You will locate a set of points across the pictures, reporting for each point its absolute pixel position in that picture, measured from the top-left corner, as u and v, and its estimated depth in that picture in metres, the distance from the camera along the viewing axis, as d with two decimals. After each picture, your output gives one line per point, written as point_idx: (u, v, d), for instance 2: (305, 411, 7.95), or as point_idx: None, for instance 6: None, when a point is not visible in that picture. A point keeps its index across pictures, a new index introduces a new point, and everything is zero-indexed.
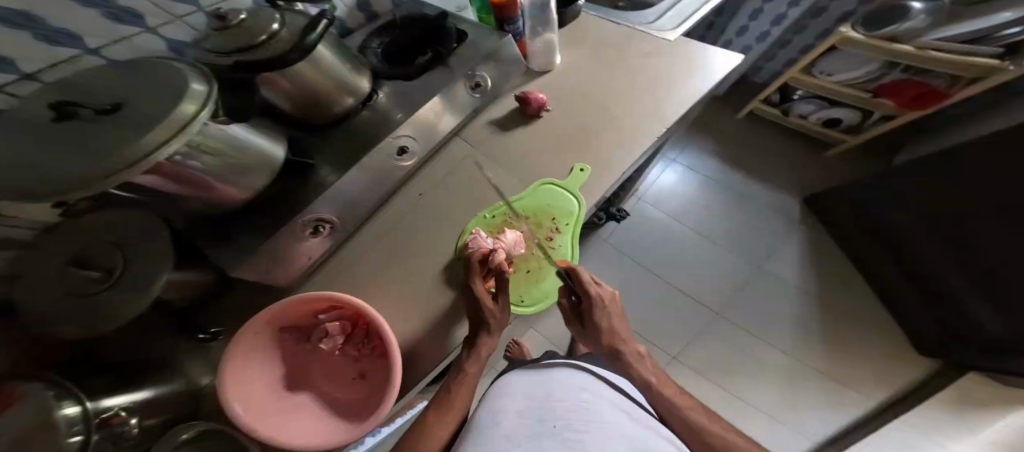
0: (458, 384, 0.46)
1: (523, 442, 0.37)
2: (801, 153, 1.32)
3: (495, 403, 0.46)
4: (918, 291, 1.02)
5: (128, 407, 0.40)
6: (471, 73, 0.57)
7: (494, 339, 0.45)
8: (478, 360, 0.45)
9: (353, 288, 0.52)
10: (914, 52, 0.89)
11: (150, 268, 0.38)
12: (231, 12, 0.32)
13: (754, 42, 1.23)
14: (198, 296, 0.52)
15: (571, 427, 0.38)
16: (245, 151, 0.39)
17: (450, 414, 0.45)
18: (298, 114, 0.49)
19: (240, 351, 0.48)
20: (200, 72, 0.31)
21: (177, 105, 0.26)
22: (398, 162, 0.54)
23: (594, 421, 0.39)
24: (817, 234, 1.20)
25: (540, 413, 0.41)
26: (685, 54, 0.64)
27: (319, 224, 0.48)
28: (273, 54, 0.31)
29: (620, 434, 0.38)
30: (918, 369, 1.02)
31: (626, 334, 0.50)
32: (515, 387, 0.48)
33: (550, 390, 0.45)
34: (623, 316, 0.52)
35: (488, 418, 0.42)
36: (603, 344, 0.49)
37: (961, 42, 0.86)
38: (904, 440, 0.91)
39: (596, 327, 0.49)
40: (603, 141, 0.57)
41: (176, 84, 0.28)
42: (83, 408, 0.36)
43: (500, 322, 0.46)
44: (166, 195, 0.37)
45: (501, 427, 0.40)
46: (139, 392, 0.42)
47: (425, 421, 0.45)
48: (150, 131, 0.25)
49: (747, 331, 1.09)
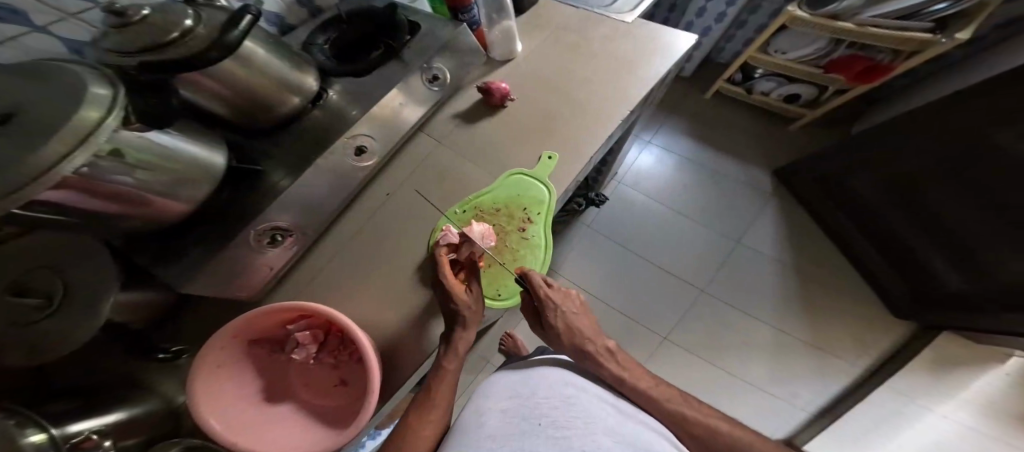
0: (439, 382, 0.43)
1: (509, 443, 0.34)
2: (768, 129, 1.33)
3: (477, 406, 0.42)
4: (889, 256, 1.07)
5: (100, 430, 0.39)
6: (426, 66, 0.56)
7: (470, 333, 0.44)
8: (455, 358, 0.43)
9: (321, 294, 0.50)
10: (854, 29, 0.91)
11: (93, 291, 0.37)
12: (131, 7, 0.29)
13: (713, 23, 1.22)
14: (153, 315, 0.51)
15: (556, 423, 0.35)
16: (175, 159, 0.38)
17: (433, 414, 0.41)
18: (237, 118, 0.46)
19: (206, 370, 0.46)
20: (103, 75, 0.29)
21: (76, 111, 0.25)
22: (357, 162, 0.52)
23: (581, 417, 0.36)
24: (789, 207, 1.23)
25: (524, 411, 0.38)
26: (644, 36, 0.63)
27: (276, 233, 0.47)
28: (189, 54, 0.29)
29: (609, 429, 0.35)
30: (897, 334, 1.06)
31: (587, 332, 0.49)
32: (499, 385, 0.44)
33: (535, 386, 0.41)
34: (582, 314, 0.51)
35: (471, 419, 0.39)
36: (564, 345, 0.49)
37: (895, 18, 0.88)
38: (894, 408, 0.91)
39: (553, 330, 0.49)
40: (567, 127, 0.57)
41: (75, 89, 0.26)
42: (49, 435, 0.35)
43: (474, 315, 0.45)
44: (96, 215, 0.35)
45: (485, 427, 0.37)
46: (109, 416, 0.41)
47: (406, 423, 0.41)
48: (50, 141, 0.23)
49: (729, 307, 1.12)
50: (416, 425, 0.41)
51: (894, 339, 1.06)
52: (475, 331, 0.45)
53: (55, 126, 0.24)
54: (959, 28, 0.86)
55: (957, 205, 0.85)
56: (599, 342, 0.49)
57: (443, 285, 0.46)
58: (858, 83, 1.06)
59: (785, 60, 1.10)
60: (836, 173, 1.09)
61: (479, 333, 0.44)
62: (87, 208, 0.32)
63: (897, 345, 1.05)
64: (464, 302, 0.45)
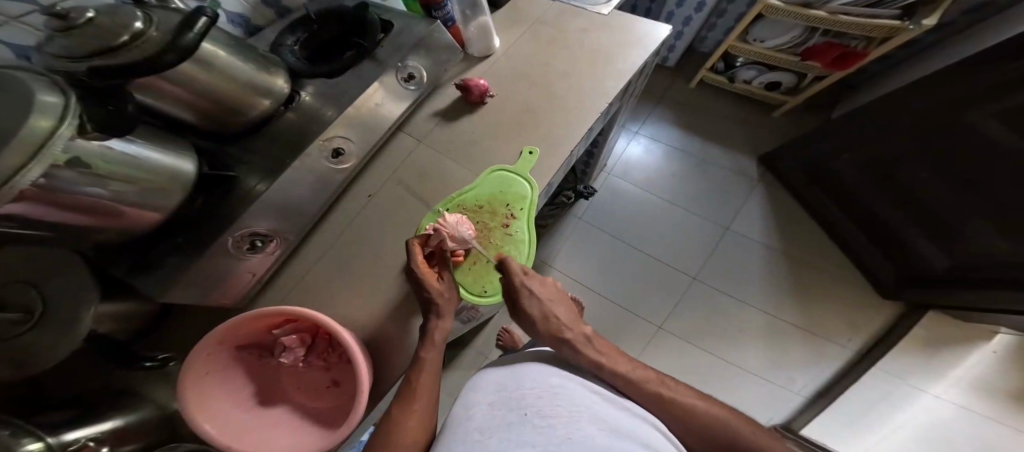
0: (422, 370, 0.42)
1: (494, 437, 0.33)
2: (752, 116, 1.33)
3: (466, 400, 0.42)
4: (877, 241, 1.08)
5: (96, 437, 0.40)
6: (401, 64, 0.56)
7: (446, 322, 0.45)
8: (434, 347, 0.43)
9: (305, 297, 0.51)
10: (827, 17, 0.90)
11: (70, 305, 0.37)
12: (74, 10, 0.28)
13: (693, 13, 1.21)
14: (138, 325, 0.51)
15: (541, 413, 0.35)
16: (142, 170, 0.37)
17: (416, 404, 0.39)
18: (205, 125, 0.46)
19: (195, 377, 0.46)
20: (51, 81, 0.28)
21: (25, 121, 0.25)
22: (334, 164, 0.52)
23: (564, 406, 0.36)
24: (777, 193, 1.23)
25: (512, 403, 0.37)
26: (621, 28, 0.62)
27: (256, 238, 0.47)
28: (144, 56, 0.29)
29: (593, 417, 0.35)
30: (887, 315, 1.08)
31: (566, 320, 0.49)
32: (487, 380, 0.44)
33: (520, 379, 0.41)
34: (560, 304, 0.51)
35: (460, 416, 0.39)
36: (541, 333, 0.48)
37: (864, 6, 0.88)
38: (884, 389, 0.92)
39: (530, 317, 0.49)
40: (545, 121, 0.57)
41: (19, 95, 0.26)
42: (46, 443, 0.36)
43: (448, 305, 0.46)
44: (71, 229, 0.36)
45: (472, 421, 0.37)
46: (104, 423, 0.42)
47: (390, 413, 0.39)
48: (4, 155, 0.24)
49: (720, 293, 1.13)
50: (398, 412, 0.38)
51: (882, 321, 1.07)
52: (451, 319, 0.46)
53: (6, 136, 0.25)
54: (926, 15, 0.85)
55: (936, 185, 0.86)
56: (577, 330, 0.48)
57: (414, 273, 0.45)
58: (835, 70, 1.06)
59: (765, 48, 1.09)
60: (823, 159, 1.09)
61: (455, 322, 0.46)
62: (53, 219, 0.33)
63: (885, 328, 1.06)
64: (437, 290, 0.46)
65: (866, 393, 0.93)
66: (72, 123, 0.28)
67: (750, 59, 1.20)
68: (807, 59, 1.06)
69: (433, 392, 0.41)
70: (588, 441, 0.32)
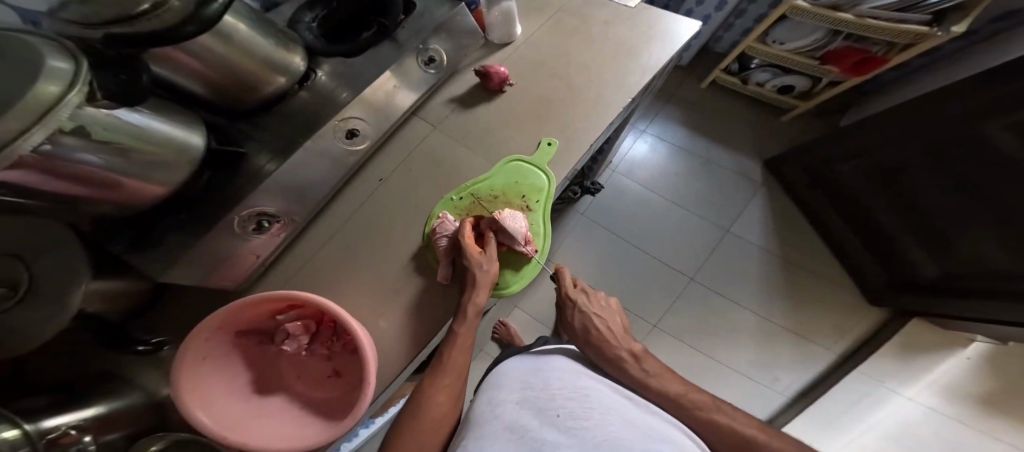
0: (453, 351, 0.46)
1: (527, 438, 0.33)
2: (756, 120, 1.35)
3: (491, 396, 0.42)
4: (869, 248, 1.10)
5: (78, 425, 0.38)
6: (422, 47, 0.54)
7: (481, 295, 0.46)
8: (467, 318, 0.45)
9: (314, 283, 0.50)
10: (854, 21, 0.89)
11: (63, 282, 0.35)
12: None
13: (712, 12, 1.21)
14: (132, 305, 0.49)
15: (574, 415, 0.35)
16: (144, 141, 0.35)
17: (446, 380, 0.45)
18: (219, 100, 0.44)
19: (190, 364, 0.44)
20: (61, 45, 0.27)
21: (32, 85, 0.23)
22: (348, 146, 0.50)
23: (595, 408, 0.37)
24: (777, 198, 1.25)
25: (540, 403, 0.38)
26: (647, 22, 0.62)
27: (263, 219, 0.46)
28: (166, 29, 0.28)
29: (623, 419, 0.37)
30: (873, 319, 1.11)
31: (608, 339, 0.52)
32: (511, 376, 0.44)
33: (548, 379, 0.41)
34: (605, 319, 0.55)
35: (484, 411, 0.39)
36: (579, 342, 0.54)
37: (892, 10, 0.87)
38: (861, 389, 0.97)
39: (572, 326, 0.55)
40: (567, 113, 0.56)
41: (28, 59, 0.24)
42: (24, 430, 0.33)
43: (481, 278, 0.47)
44: (69, 198, 0.34)
45: (499, 418, 0.37)
46: (86, 410, 0.40)
47: (423, 389, 0.45)
48: (1, 118, 0.22)
49: (716, 294, 1.15)
50: (431, 389, 0.45)
51: (867, 325, 1.11)
52: (486, 293, 0.46)
53: (9, 97, 0.22)
54: (956, 21, 0.85)
55: (933, 195, 0.88)
56: (624, 345, 0.51)
57: (460, 242, 0.49)
58: (852, 75, 1.06)
59: (783, 50, 1.09)
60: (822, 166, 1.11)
61: (488, 296, 0.46)
62: (48, 187, 0.30)
63: (870, 331, 1.10)
64: (477, 261, 0.48)
65: (846, 393, 0.97)
66: (82, 91, 0.26)
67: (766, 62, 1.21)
68: (826, 62, 1.07)
69: (461, 374, 0.47)
70: (624, 441, 0.33)
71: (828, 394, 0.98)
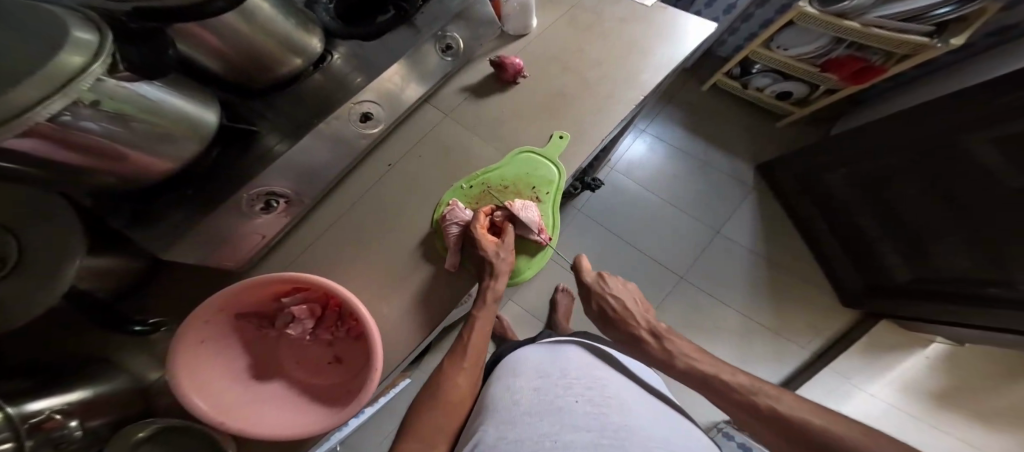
0: (473, 334, 0.50)
1: (556, 418, 0.39)
2: (751, 125, 1.38)
3: (508, 384, 0.48)
4: (847, 252, 1.16)
5: (63, 409, 0.36)
6: (441, 33, 0.54)
7: (498, 283, 0.51)
8: (488, 303, 0.50)
9: (322, 267, 0.50)
10: (860, 30, 0.90)
11: (60, 257, 0.33)
12: None
13: (721, 15, 1.24)
14: (125, 285, 0.47)
15: (592, 401, 0.41)
16: (156, 115, 0.34)
17: (466, 367, 0.49)
18: (232, 77, 0.43)
19: (188, 345, 0.43)
20: (85, 18, 0.26)
21: (57, 54, 0.23)
22: (362, 129, 0.50)
23: (610, 397, 0.43)
24: (766, 202, 1.30)
25: (562, 389, 0.44)
26: (661, 21, 0.63)
27: (272, 198, 0.45)
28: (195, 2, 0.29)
29: (633, 406, 0.42)
30: (845, 320, 1.18)
31: (627, 317, 0.63)
32: (527, 365, 0.50)
33: (564, 369, 0.47)
34: (620, 300, 0.66)
35: (507, 398, 0.45)
36: (602, 322, 0.67)
37: (897, 20, 0.88)
38: (829, 385, 1.04)
39: (595, 310, 0.68)
40: (579, 109, 0.57)
41: (50, 28, 0.24)
42: (8, 414, 0.31)
43: (501, 266, 0.51)
44: (72, 170, 0.32)
45: (520, 405, 0.42)
46: (72, 394, 0.38)
47: (441, 375, 0.48)
48: (20, 83, 0.21)
49: (705, 293, 1.19)
50: (444, 376, 0.48)
51: (841, 325, 1.18)
52: (504, 279, 0.52)
53: (29, 64, 0.22)
54: (956, 32, 0.87)
55: (911, 204, 0.93)
56: (642, 323, 0.62)
57: (475, 232, 0.50)
58: (850, 84, 1.10)
59: (787, 56, 1.11)
60: (810, 173, 1.15)
61: (507, 281, 0.52)
62: (55, 159, 0.29)
63: (842, 331, 1.17)
64: (494, 251, 0.51)
65: (816, 388, 1.04)
66: (106, 64, 0.26)
67: (767, 67, 1.22)
68: (827, 70, 1.09)
69: (478, 361, 0.50)
70: (635, 426, 0.38)
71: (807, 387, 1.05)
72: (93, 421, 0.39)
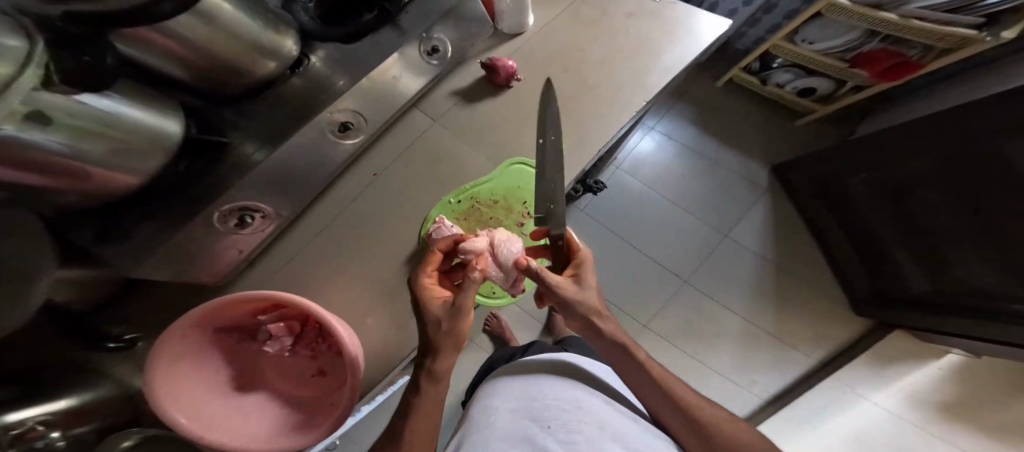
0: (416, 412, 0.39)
1: (528, 442, 0.38)
2: (766, 122, 1.32)
3: (486, 405, 0.47)
4: (861, 258, 1.11)
5: (46, 420, 0.34)
6: (426, 35, 0.50)
7: (440, 361, 0.38)
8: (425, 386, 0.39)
9: (301, 283, 0.48)
10: (898, 21, 0.83)
11: None
12: None
13: (740, 6, 1.15)
14: (100, 297, 0.45)
15: (566, 427, 0.39)
16: (120, 130, 0.32)
17: None
18: (199, 83, 0.40)
19: (166, 361, 0.40)
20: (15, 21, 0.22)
21: None
22: (340, 139, 0.47)
23: (586, 420, 0.40)
24: (779, 205, 1.24)
25: (537, 412, 0.42)
26: (673, 19, 0.57)
27: (245, 213, 0.43)
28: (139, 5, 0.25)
29: (610, 431, 0.40)
30: (856, 328, 1.14)
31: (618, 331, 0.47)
32: (506, 386, 0.49)
33: (543, 390, 0.45)
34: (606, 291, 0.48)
35: (481, 420, 0.44)
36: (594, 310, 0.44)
37: (944, 11, 0.80)
38: (832, 395, 1.01)
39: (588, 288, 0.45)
40: (577, 114, 0.53)
41: None
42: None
43: (441, 337, 0.38)
44: (28, 189, 0.30)
45: (495, 429, 0.41)
46: (56, 403, 0.36)
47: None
48: None
49: (708, 298, 1.16)
50: None
51: (850, 333, 1.14)
52: (450, 355, 0.38)
53: None
54: (1008, 26, 0.79)
55: (933, 211, 0.87)
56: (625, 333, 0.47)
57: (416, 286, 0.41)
58: (881, 80, 1.03)
59: (812, 51, 1.03)
60: (827, 176, 1.08)
61: (449, 360, 0.38)
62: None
63: (852, 338, 1.13)
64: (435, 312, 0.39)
65: (817, 397, 1.01)
66: (38, 73, 0.22)
67: (789, 62, 1.15)
68: (856, 65, 1.02)
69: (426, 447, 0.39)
70: None
71: (776, 414, 1.02)
72: (77, 429, 0.38)
